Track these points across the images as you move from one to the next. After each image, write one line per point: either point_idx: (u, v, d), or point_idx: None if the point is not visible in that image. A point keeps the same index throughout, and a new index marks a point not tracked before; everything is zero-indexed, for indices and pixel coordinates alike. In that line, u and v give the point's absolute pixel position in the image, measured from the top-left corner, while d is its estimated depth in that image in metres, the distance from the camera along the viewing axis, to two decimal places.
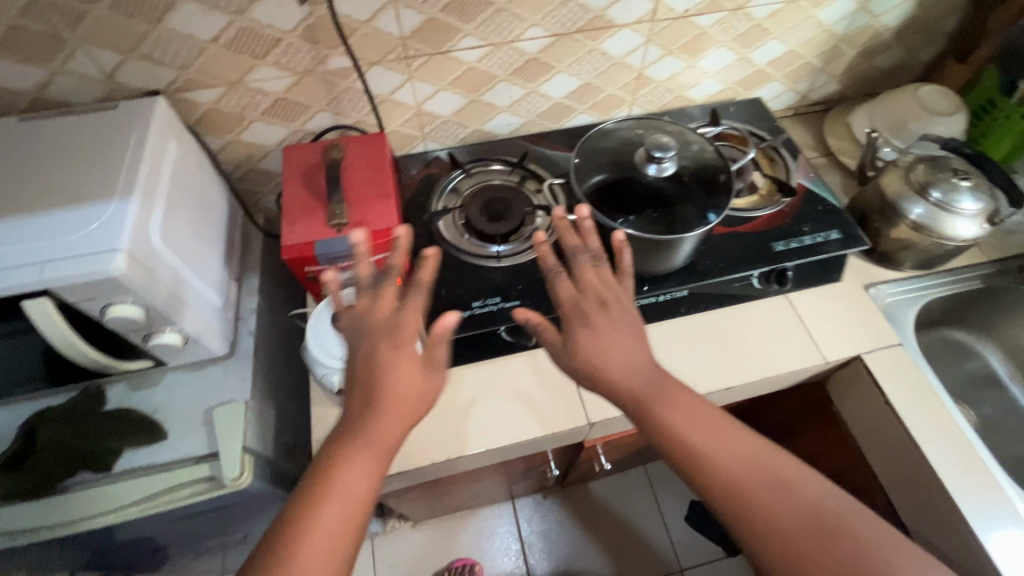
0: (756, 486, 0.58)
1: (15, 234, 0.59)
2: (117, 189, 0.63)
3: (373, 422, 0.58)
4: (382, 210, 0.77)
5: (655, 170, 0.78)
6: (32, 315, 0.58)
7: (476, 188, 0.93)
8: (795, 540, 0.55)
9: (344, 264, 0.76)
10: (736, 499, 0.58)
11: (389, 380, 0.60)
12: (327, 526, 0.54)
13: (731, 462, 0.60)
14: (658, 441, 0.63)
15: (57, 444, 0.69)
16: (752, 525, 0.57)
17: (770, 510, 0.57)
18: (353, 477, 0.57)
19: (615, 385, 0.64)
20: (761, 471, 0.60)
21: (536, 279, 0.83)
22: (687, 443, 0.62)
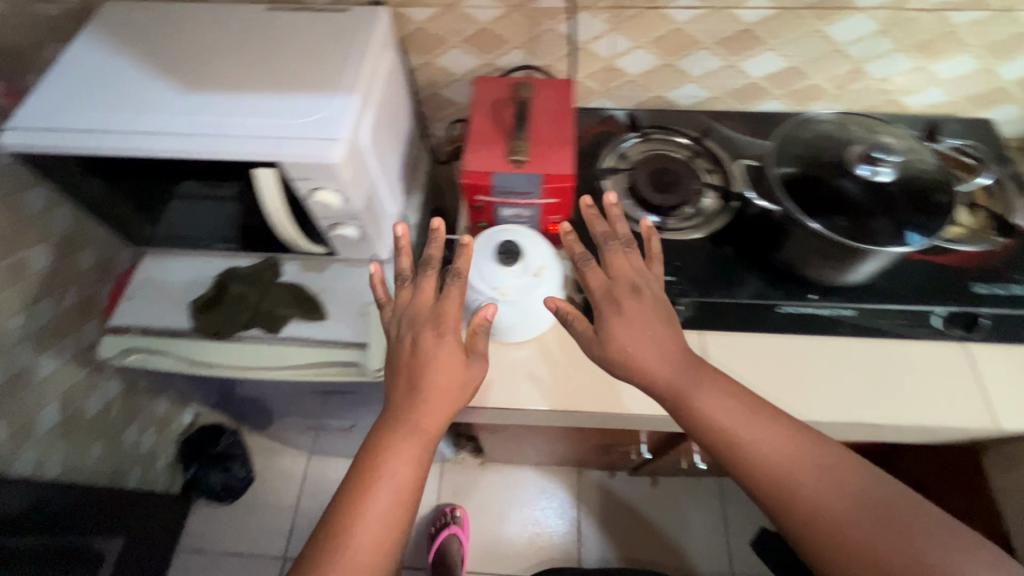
0: (805, 478, 0.57)
1: (260, 108, 0.66)
2: (344, 84, 0.68)
3: (413, 414, 0.62)
4: (562, 156, 0.77)
5: (867, 172, 0.70)
6: (260, 181, 0.66)
7: (648, 155, 0.89)
8: (850, 533, 0.54)
9: (513, 200, 0.78)
10: (784, 493, 0.57)
11: (428, 373, 0.63)
12: (378, 513, 0.59)
13: (778, 455, 0.58)
14: (696, 431, 0.62)
15: (240, 301, 0.81)
16: (800, 516, 0.56)
17: (816, 497, 0.56)
18: (403, 462, 0.61)
19: (653, 378, 0.63)
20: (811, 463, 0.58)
21: (695, 260, 0.81)
22: (731, 433, 0.60)
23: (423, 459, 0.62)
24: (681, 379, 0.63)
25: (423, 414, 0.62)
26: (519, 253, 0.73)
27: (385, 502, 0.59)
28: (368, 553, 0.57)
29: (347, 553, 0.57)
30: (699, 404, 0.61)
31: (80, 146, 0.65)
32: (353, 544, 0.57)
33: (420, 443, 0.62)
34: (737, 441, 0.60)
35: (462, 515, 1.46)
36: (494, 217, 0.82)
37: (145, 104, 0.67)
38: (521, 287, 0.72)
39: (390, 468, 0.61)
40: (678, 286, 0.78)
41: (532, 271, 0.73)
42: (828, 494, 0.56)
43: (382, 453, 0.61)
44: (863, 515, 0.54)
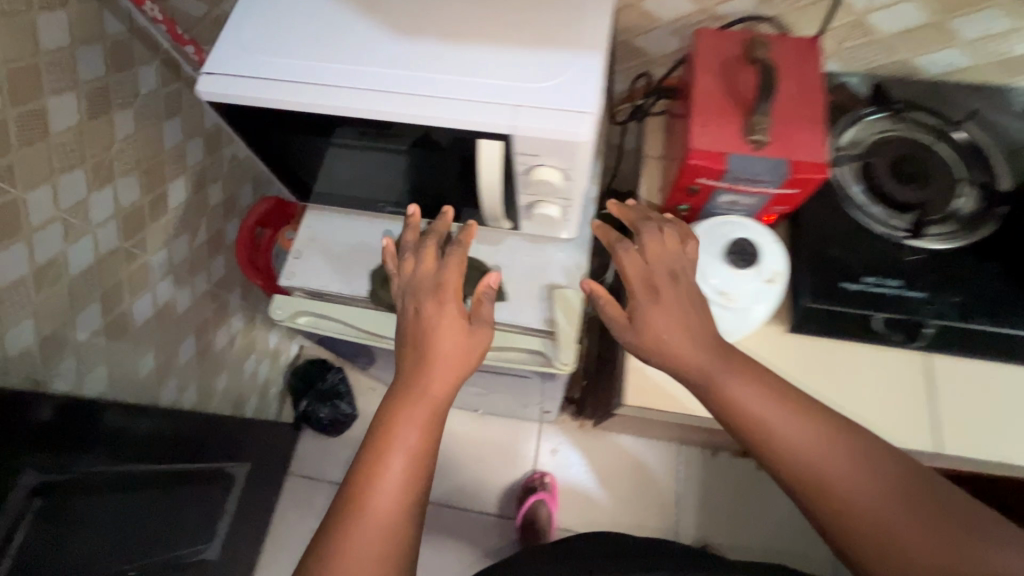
0: (842, 470, 0.51)
1: (489, 65, 0.56)
2: (585, 41, 0.57)
3: (418, 377, 0.59)
4: (814, 138, 0.64)
5: None
6: (482, 154, 0.58)
7: (886, 140, 0.75)
8: (897, 522, 0.49)
9: (741, 187, 0.67)
10: (828, 489, 0.51)
11: (435, 339, 0.60)
12: (391, 485, 0.55)
13: (817, 446, 0.53)
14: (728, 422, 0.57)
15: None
16: (845, 512, 0.51)
17: (858, 496, 0.50)
18: (413, 427, 0.57)
19: (686, 368, 0.58)
20: (853, 457, 0.52)
21: (952, 272, 0.67)
22: (765, 424, 0.55)
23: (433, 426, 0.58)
24: (714, 366, 0.58)
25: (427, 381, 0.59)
26: (752, 254, 0.63)
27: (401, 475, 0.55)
28: (382, 526, 0.54)
29: (361, 523, 0.54)
30: (733, 395, 0.56)
31: (284, 99, 0.56)
32: (367, 519, 0.54)
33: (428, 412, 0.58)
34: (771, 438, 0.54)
35: (550, 482, 1.48)
36: (706, 201, 0.71)
37: (355, 53, 0.57)
38: (750, 294, 0.64)
39: (401, 436, 0.57)
40: (930, 305, 0.66)
41: (765, 277, 0.63)
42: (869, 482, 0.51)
43: (389, 424, 0.57)
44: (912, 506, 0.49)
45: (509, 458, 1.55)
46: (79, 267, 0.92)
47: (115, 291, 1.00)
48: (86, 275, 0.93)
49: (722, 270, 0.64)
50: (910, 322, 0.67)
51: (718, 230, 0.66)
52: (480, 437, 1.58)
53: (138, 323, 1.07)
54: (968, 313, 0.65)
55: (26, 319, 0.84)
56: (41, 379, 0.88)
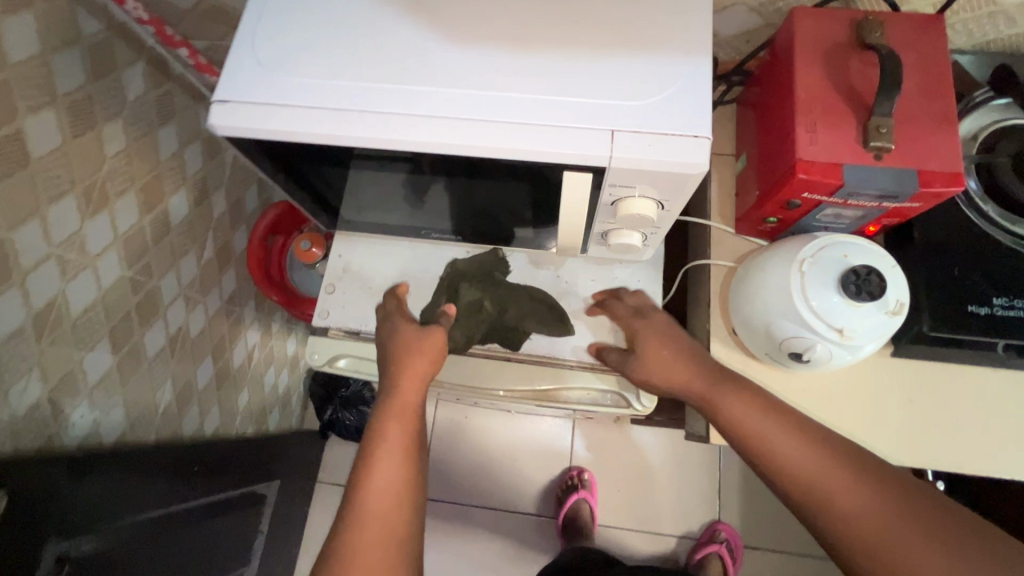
0: (837, 476, 0.48)
1: (572, 80, 0.45)
2: (689, 40, 0.45)
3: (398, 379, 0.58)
4: (945, 144, 0.54)
5: None
6: (566, 188, 0.47)
7: (1011, 129, 0.64)
8: (889, 535, 0.45)
9: (852, 201, 0.58)
10: (816, 495, 0.48)
11: (408, 344, 0.60)
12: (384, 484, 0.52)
13: (806, 455, 0.49)
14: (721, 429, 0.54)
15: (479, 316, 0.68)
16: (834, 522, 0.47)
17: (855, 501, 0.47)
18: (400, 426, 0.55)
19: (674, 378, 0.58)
20: (845, 465, 0.49)
21: None
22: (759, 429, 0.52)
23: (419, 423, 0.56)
24: (706, 379, 0.56)
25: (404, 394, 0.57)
26: (876, 282, 0.54)
27: (385, 499, 0.52)
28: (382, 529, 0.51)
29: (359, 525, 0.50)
30: (727, 404, 0.54)
31: (321, 133, 0.46)
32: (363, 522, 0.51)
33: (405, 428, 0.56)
34: (759, 446, 0.51)
35: (589, 480, 1.42)
36: (803, 215, 0.62)
37: (405, 71, 0.46)
38: (871, 329, 0.55)
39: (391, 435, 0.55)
40: None
41: (889, 308, 0.55)
42: (855, 483, 0.47)
43: (375, 430, 0.55)
44: (904, 517, 0.45)
45: (545, 458, 1.50)
46: (82, 305, 0.82)
47: (124, 325, 0.90)
48: (91, 313, 0.83)
49: (840, 300, 0.55)
50: None
51: (831, 250, 0.57)
52: (513, 437, 1.52)
53: (150, 355, 0.97)
54: None
55: (31, 373, 0.74)
56: (54, 434, 0.79)
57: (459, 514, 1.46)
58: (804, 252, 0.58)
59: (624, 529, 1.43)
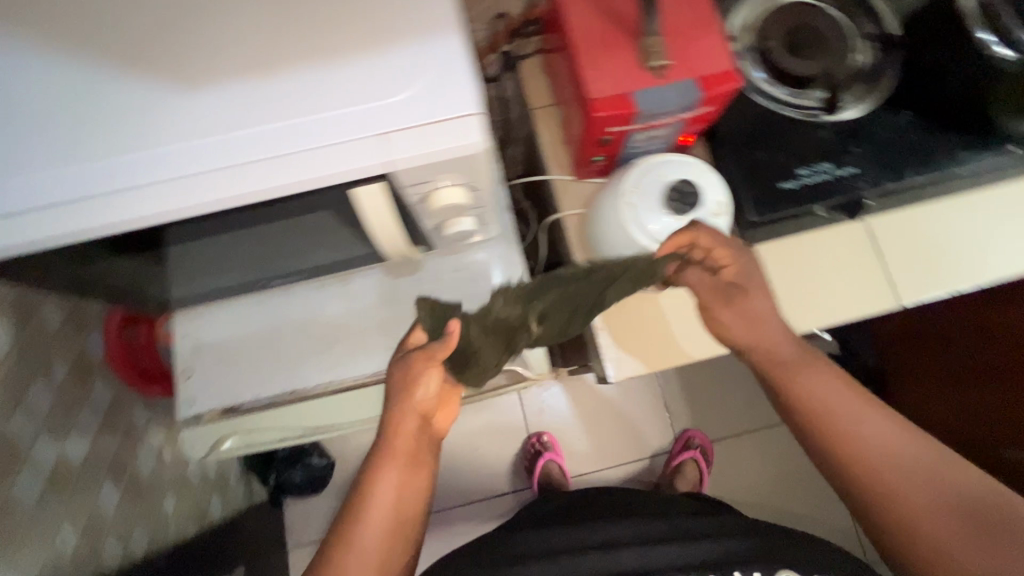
0: (914, 480, 0.50)
1: (327, 94, 0.42)
2: (433, 20, 0.44)
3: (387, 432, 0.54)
4: (714, 46, 0.56)
5: None
6: (361, 203, 0.45)
7: (777, 10, 0.68)
8: (947, 535, 0.48)
9: (654, 123, 0.60)
10: (880, 495, 0.51)
11: (404, 389, 0.53)
12: (369, 551, 0.51)
13: (881, 445, 0.51)
14: (792, 409, 0.55)
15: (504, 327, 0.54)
16: (891, 514, 0.50)
17: (928, 507, 0.49)
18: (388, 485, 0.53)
19: (760, 351, 0.57)
20: (939, 471, 0.50)
21: (874, 136, 0.64)
22: (839, 420, 0.53)
23: (413, 476, 0.55)
24: (796, 352, 0.56)
25: (394, 439, 0.53)
26: (693, 194, 0.57)
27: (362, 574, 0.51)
28: None
29: None
30: (803, 383, 0.54)
31: (77, 229, 0.41)
32: None
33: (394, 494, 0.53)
34: (824, 426, 0.53)
35: (550, 440, 1.45)
36: (621, 147, 0.64)
37: (142, 135, 0.41)
38: (702, 236, 0.58)
39: (376, 494, 0.53)
40: (864, 177, 0.63)
41: (710, 211, 0.58)
42: (932, 488, 0.49)
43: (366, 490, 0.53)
44: (982, 529, 0.47)
45: (503, 437, 1.50)
46: None
47: None
48: None
49: (668, 219, 0.58)
50: (849, 200, 0.65)
51: (649, 176, 0.59)
52: (469, 428, 1.51)
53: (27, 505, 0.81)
54: (897, 176, 0.63)
55: None
56: None
57: (441, 519, 1.45)
58: (627, 181, 0.60)
59: (596, 470, 1.47)
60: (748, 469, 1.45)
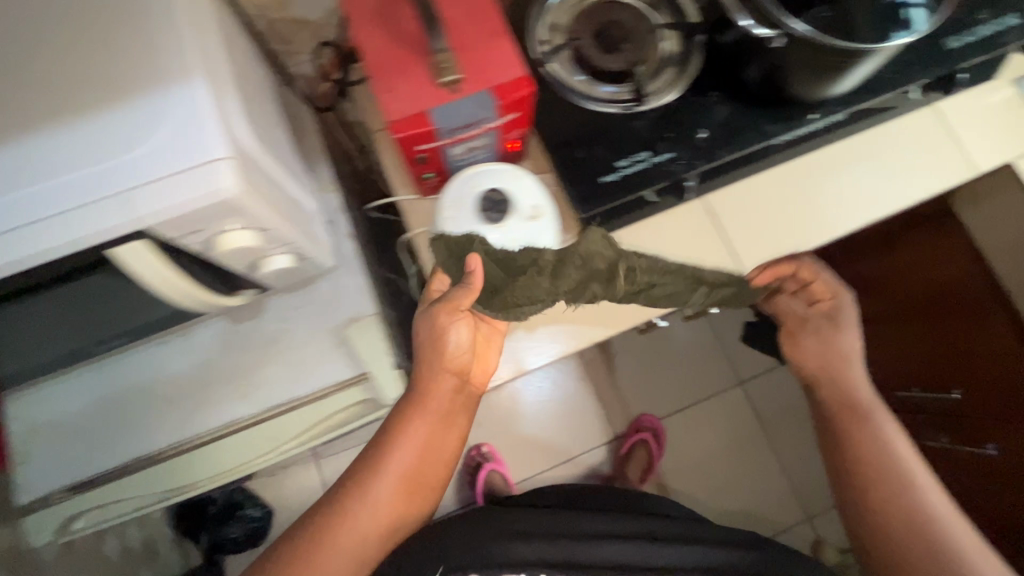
0: (893, 504, 0.67)
1: (60, 157, 0.40)
2: (171, 66, 0.43)
3: (422, 394, 0.64)
4: (503, 55, 0.58)
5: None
6: (128, 262, 0.45)
7: (582, 12, 0.71)
8: (916, 550, 0.64)
9: (463, 135, 0.60)
10: (892, 509, 0.67)
11: (441, 346, 0.64)
12: (387, 486, 0.63)
13: (893, 475, 0.68)
14: (845, 446, 0.72)
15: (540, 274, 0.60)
16: (897, 522, 0.66)
17: (904, 526, 0.65)
18: (415, 438, 0.64)
19: (828, 391, 0.75)
20: (916, 501, 0.66)
21: (685, 120, 0.67)
22: (871, 448, 0.70)
23: (436, 437, 0.65)
24: (870, 394, 0.74)
25: (430, 395, 0.64)
26: (504, 201, 0.58)
27: (378, 512, 0.63)
28: (371, 517, 0.62)
29: (347, 517, 0.61)
30: (866, 428, 0.71)
31: None
32: (353, 515, 0.62)
33: (417, 449, 0.64)
34: (881, 444, 0.70)
35: (490, 451, 1.44)
36: (442, 161, 0.64)
37: None
38: (524, 239, 0.59)
39: (403, 441, 0.63)
40: (681, 161, 0.66)
41: (527, 215, 0.59)
42: (908, 512, 0.66)
43: (397, 437, 0.63)
44: (945, 548, 0.63)
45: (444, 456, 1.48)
46: None
47: None
48: None
49: (485, 228, 0.58)
50: (673, 183, 0.68)
51: (464, 186, 0.59)
52: None
53: None
54: (711, 155, 0.66)
55: None
56: None
57: None
58: (446, 195, 0.60)
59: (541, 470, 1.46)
60: (684, 445, 1.49)
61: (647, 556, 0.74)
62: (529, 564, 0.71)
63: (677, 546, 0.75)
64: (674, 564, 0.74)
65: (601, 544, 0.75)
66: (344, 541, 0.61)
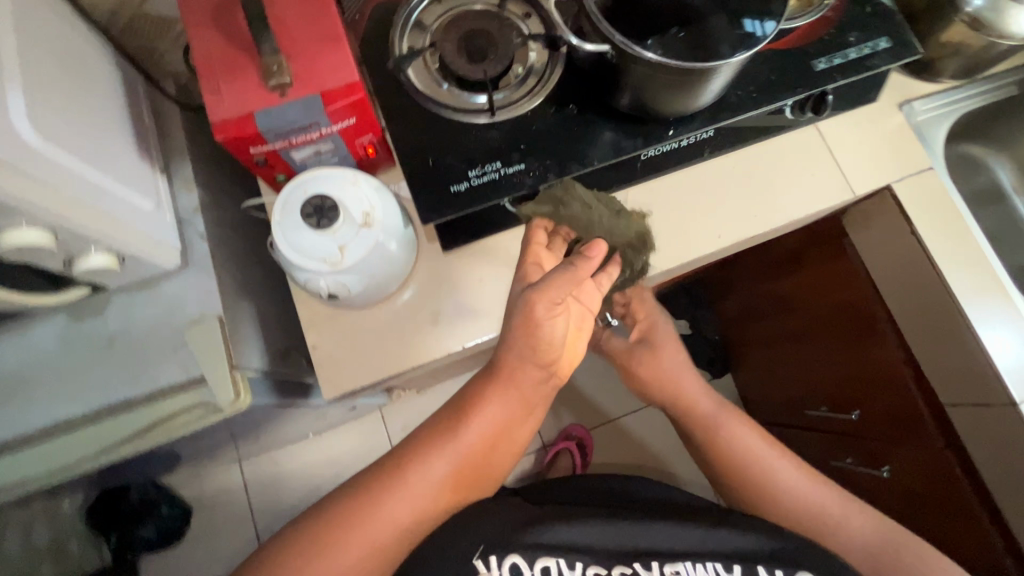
0: (768, 477, 0.74)
1: None
2: None
3: (512, 377, 0.61)
4: (336, 58, 0.57)
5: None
6: None
7: (449, 20, 0.71)
8: (809, 510, 0.71)
9: (300, 139, 0.60)
10: (772, 486, 0.73)
11: (549, 327, 0.60)
12: (443, 470, 0.58)
13: (758, 453, 0.76)
14: (715, 448, 0.78)
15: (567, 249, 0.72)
16: (779, 497, 0.72)
17: (787, 497, 0.72)
18: (491, 417, 0.60)
19: (684, 405, 0.82)
20: (786, 471, 0.74)
21: (539, 131, 0.67)
22: (733, 440, 0.77)
23: (510, 424, 0.62)
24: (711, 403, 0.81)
25: (516, 378, 0.61)
26: (333, 208, 0.58)
27: (425, 496, 0.57)
28: (420, 498, 0.57)
29: (394, 493, 0.56)
30: (727, 424, 0.79)
31: None
32: (403, 489, 0.56)
33: (491, 435, 0.61)
34: (737, 435, 0.78)
35: None
36: (288, 165, 0.64)
37: None
38: (356, 246, 0.59)
39: (478, 421, 0.60)
40: (531, 173, 0.66)
41: (359, 222, 0.59)
42: (783, 480, 0.73)
43: (474, 412, 0.60)
44: (830, 500, 0.71)
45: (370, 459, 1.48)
46: None
47: None
48: None
49: (313, 234, 0.58)
50: (528, 195, 0.68)
51: (295, 191, 0.59)
52: (334, 452, 1.50)
53: None
54: (564, 169, 0.66)
55: None
56: None
57: None
58: (280, 198, 0.60)
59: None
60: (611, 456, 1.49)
61: (671, 541, 0.63)
62: (568, 550, 0.60)
63: (689, 528, 0.64)
64: (692, 550, 0.62)
65: (629, 525, 0.64)
66: (385, 520, 0.55)
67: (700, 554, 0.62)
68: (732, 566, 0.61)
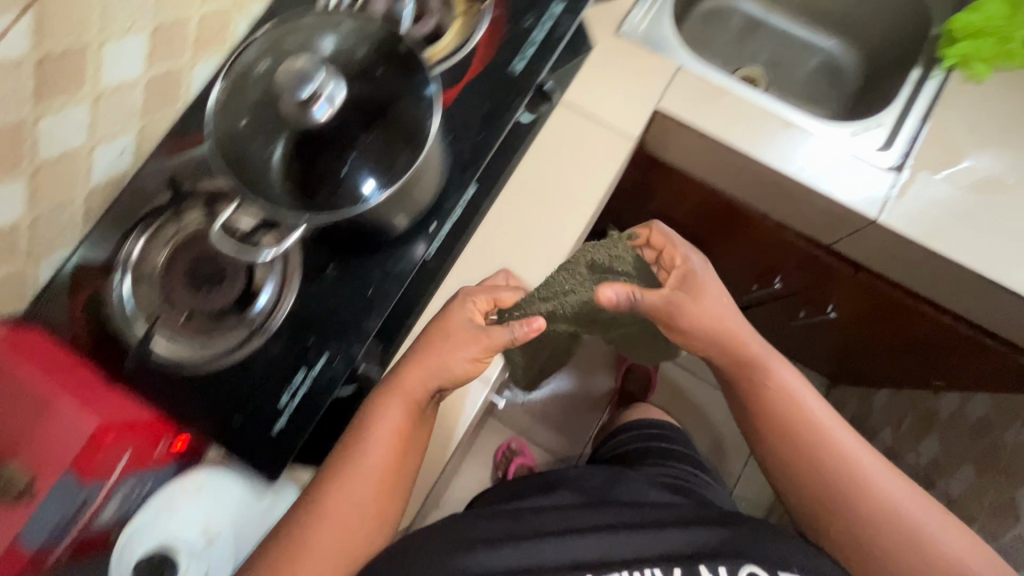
0: (808, 439, 0.68)
1: None
2: None
3: (398, 386, 0.60)
4: (62, 422, 0.51)
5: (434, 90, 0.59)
6: None
7: (163, 269, 0.64)
8: (840, 484, 0.65)
9: (88, 512, 0.53)
10: (812, 450, 0.67)
11: (442, 351, 0.60)
12: (354, 501, 0.57)
13: (800, 410, 0.69)
14: (756, 405, 0.71)
15: (551, 313, 0.64)
16: (818, 465, 0.67)
17: (830, 468, 0.66)
18: (384, 424, 0.59)
19: (730, 354, 0.71)
20: (832, 439, 0.67)
21: (320, 312, 0.63)
22: (780, 399, 0.70)
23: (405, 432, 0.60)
24: (762, 351, 0.71)
25: (401, 386, 0.60)
26: (173, 551, 0.55)
27: (336, 531, 0.57)
28: (332, 529, 0.57)
29: (305, 533, 0.56)
30: (775, 374, 0.71)
31: None
32: (315, 525, 0.56)
33: (395, 451, 0.59)
34: (782, 391, 0.70)
35: None
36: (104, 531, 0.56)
37: None
38: (219, 564, 0.58)
39: (372, 436, 0.59)
40: (335, 359, 0.61)
41: (203, 543, 0.57)
42: (828, 446, 0.67)
43: (370, 426, 0.59)
44: (866, 484, 0.64)
45: None
46: None
47: None
48: None
49: None
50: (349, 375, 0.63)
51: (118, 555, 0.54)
52: None
53: None
54: (362, 331, 0.62)
55: None
56: None
57: None
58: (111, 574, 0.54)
59: (493, 472, 1.26)
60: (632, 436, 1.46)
61: (618, 549, 0.61)
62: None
63: (639, 531, 0.63)
64: (641, 555, 0.61)
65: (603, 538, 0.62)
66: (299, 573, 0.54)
67: (640, 560, 0.60)
68: (671, 568, 0.59)
